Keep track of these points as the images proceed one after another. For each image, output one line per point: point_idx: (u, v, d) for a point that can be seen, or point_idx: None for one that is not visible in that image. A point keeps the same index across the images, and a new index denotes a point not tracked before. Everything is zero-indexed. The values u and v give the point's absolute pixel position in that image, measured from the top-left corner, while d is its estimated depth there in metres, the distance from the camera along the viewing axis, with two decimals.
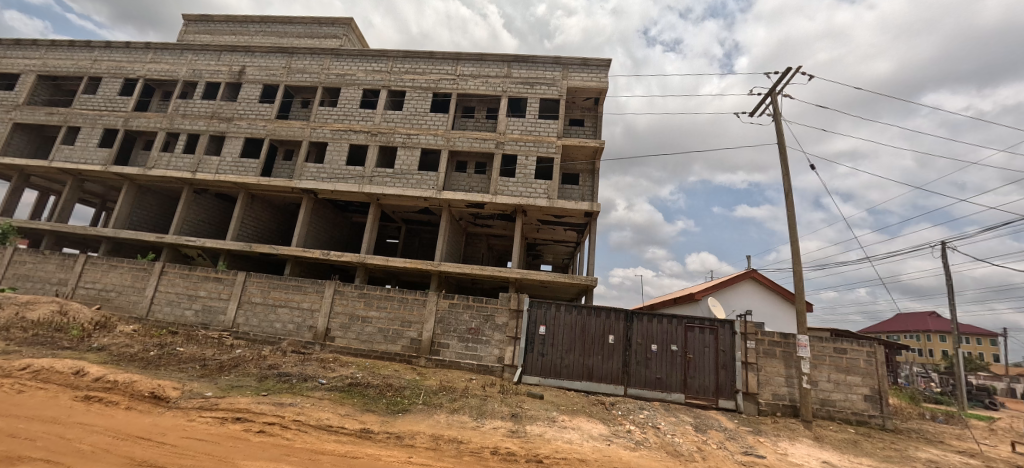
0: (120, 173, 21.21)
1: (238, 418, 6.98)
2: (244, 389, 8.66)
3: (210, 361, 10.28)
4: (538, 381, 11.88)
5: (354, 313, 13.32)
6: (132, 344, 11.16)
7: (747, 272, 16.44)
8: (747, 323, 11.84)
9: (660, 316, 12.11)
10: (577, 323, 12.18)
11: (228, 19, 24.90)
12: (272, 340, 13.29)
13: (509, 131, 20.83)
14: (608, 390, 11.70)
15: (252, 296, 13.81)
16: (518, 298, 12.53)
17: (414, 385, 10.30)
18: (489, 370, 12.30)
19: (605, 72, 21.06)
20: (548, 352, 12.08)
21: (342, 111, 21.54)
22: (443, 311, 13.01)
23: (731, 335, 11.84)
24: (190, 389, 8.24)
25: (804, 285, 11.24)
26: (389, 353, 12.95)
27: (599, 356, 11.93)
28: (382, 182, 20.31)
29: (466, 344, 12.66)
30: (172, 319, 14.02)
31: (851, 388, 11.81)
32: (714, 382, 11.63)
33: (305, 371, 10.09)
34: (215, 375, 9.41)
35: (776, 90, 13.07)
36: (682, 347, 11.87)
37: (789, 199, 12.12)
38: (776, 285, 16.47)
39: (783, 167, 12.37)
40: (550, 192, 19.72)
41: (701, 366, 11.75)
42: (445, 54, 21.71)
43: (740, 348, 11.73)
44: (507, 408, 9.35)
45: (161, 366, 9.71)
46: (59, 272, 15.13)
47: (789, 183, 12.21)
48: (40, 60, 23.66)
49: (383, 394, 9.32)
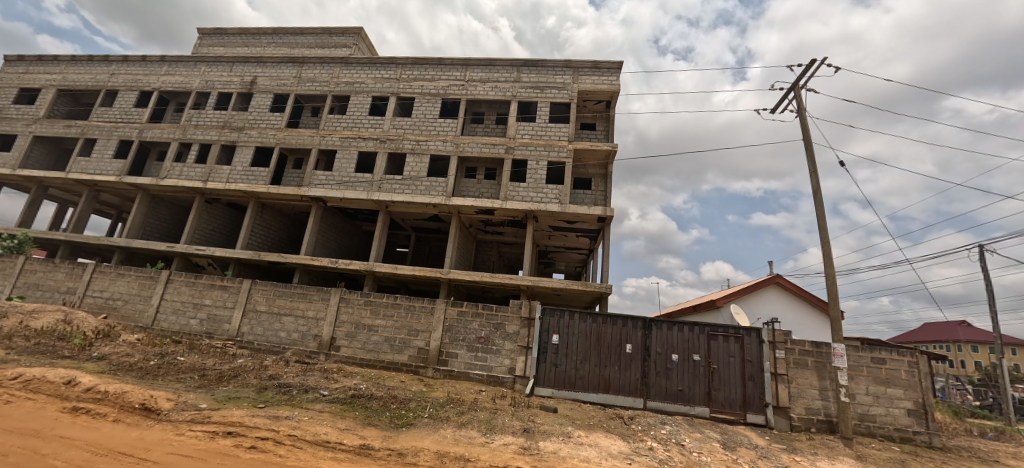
0: (134, 183, 21.40)
1: (229, 433, 6.53)
2: (241, 401, 8.21)
3: (210, 371, 9.90)
4: (551, 393, 11.22)
5: (361, 321, 12.89)
6: (133, 353, 10.87)
7: (771, 277, 15.56)
8: (776, 331, 11.08)
9: (681, 324, 11.39)
10: (592, 332, 11.54)
11: (241, 31, 25.27)
12: (276, 349, 12.92)
13: (520, 136, 20.44)
14: (626, 403, 10.98)
15: (257, 304, 13.48)
16: (529, 305, 11.94)
17: (420, 397, 9.74)
18: (499, 382, 11.67)
19: (616, 74, 20.62)
20: (561, 362, 11.43)
21: (351, 118, 21.46)
22: (451, 320, 12.49)
23: (757, 344, 11.09)
24: (184, 401, 7.85)
25: (837, 289, 10.45)
26: (396, 363, 12.43)
27: (616, 367, 11.24)
28: (391, 188, 20.06)
29: (476, 354, 12.08)
30: (177, 327, 13.78)
31: (892, 402, 10.88)
32: (741, 395, 10.85)
33: (307, 382, 9.62)
34: (213, 386, 9.02)
35: (800, 84, 12.43)
36: (705, 357, 11.13)
37: (818, 198, 11.37)
38: (805, 291, 15.50)
39: (811, 165, 11.63)
40: (561, 197, 19.20)
41: (726, 377, 10.98)
42: (454, 60, 21.56)
43: (768, 358, 10.96)
44: (519, 422, 8.72)
45: (159, 376, 9.35)
46: (68, 281, 15.08)
47: (818, 181, 11.46)
48: (61, 74, 24.27)
49: (386, 407, 8.79)
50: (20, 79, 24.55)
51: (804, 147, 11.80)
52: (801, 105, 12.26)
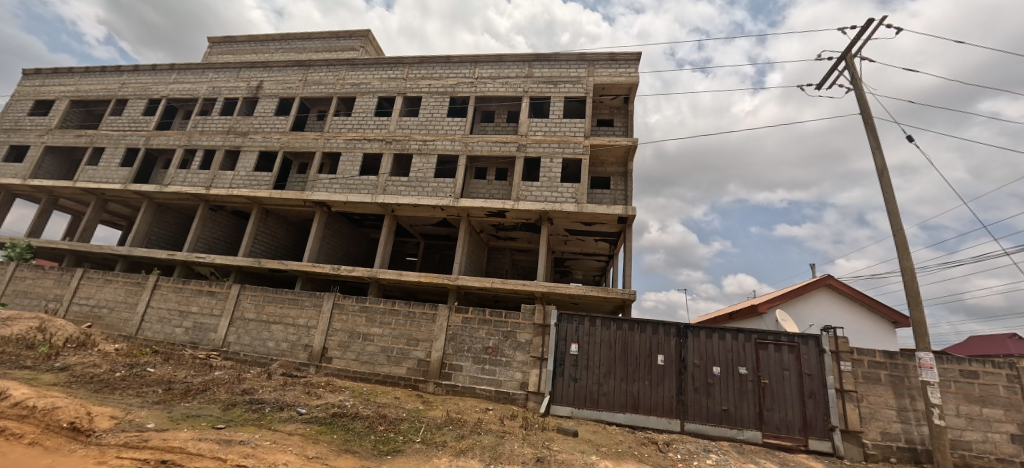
0: (138, 191, 20.96)
1: (162, 462, 5.18)
2: (199, 421, 6.92)
3: (177, 385, 8.66)
4: (569, 413, 9.57)
5: (355, 329, 11.56)
6: (100, 364, 9.76)
7: (821, 278, 13.64)
8: (839, 339, 9.30)
9: (723, 330, 9.68)
10: (617, 340, 9.92)
11: (250, 39, 25.06)
12: (262, 361, 11.69)
13: (532, 133, 19.19)
14: (660, 426, 9.25)
15: (245, 312, 12.34)
16: (543, 310, 10.42)
17: (415, 417, 8.25)
18: (510, 399, 10.11)
19: (635, 66, 19.30)
20: (581, 377, 9.79)
21: (356, 120, 20.64)
22: (455, 328, 11.06)
23: (817, 354, 9.30)
24: (130, 420, 6.59)
25: (915, 287, 8.69)
26: (393, 377, 11.00)
27: (646, 381, 9.55)
28: (397, 191, 18.99)
29: (483, 367, 10.58)
30: (161, 337, 12.73)
31: (992, 426, 8.85)
32: (801, 416, 9.02)
33: (284, 398, 8.27)
34: (174, 401, 7.77)
35: (852, 53, 10.93)
36: (754, 370, 9.37)
37: (885, 180, 9.63)
38: (862, 294, 13.54)
39: (874, 141, 9.95)
40: (578, 196, 17.73)
41: (781, 394, 9.17)
42: (463, 57, 20.65)
43: (832, 372, 9.16)
44: (530, 449, 7.13)
45: (116, 389, 8.16)
46: (56, 288, 14.30)
47: (884, 160, 9.72)
48: (74, 86, 24.40)
49: (372, 428, 7.35)
50: (36, 91, 24.79)
51: (864, 121, 10.17)
52: (855, 75, 10.71)
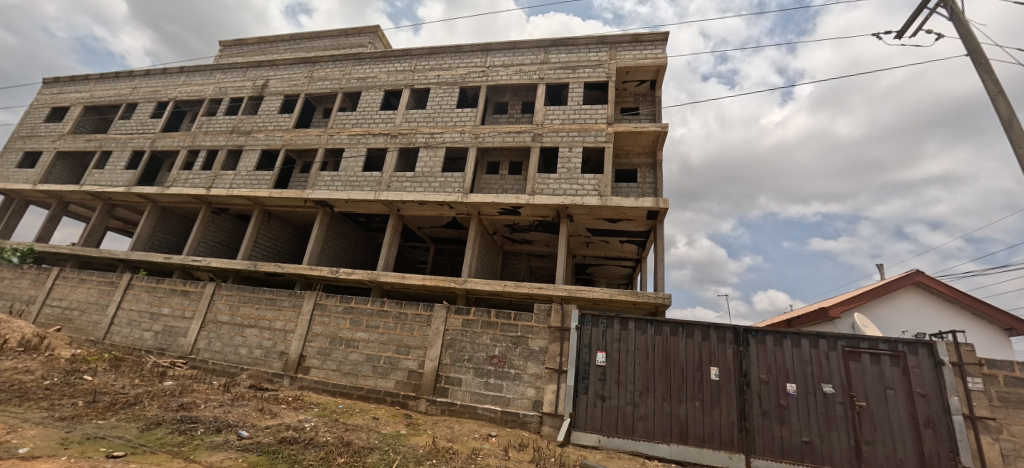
0: (140, 193, 20.22)
1: None
2: (98, 446, 5.20)
3: (105, 397, 7.00)
4: (596, 442, 7.40)
5: (337, 334, 9.80)
6: (35, 370, 8.25)
7: (913, 276, 11.11)
8: (962, 347, 6.90)
9: (797, 335, 7.38)
10: (656, 348, 7.75)
11: (260, 41, 24.66)
12: (232, 371, 10.06)
13: (549, 121, 17.39)
14: (717, 462, 6.98)
15: (218, 314, 10.78)
16: (562, 311, 8.41)
17: (390, 445, 6.28)
18: (519, 423, 8.01)
19: (662, 46, 17.38)
20: (610, 395, 7.65)
21: (362, 115, 19.41)
22: (454, 333, 9.12)
23: (932, 367, 6.88)
24: (0, 443, 4.95)
25: None
26: (378, 391, 9.11)
27: (697, 402, 7.31)
28: (401, 187, 17.43)
29: (486, 381, 8.58)
30: (129, 342, 11.32)
31: None
32: (914, 452, 6.60)
33: (227, 417, 6.47)
34: (88, 418, 6.09)
35: None
36: (843, 388, 7.02)
37: (1014, 131, 7.32)
38: (963, 294, 10.96)
39: (992, 84, 7.72)
40: (601, 188, 15.72)
41: (885, 422, 6.78)
42: (473, 46, 19.24)
43: (955, 391, 6.73)
44: None
45: (27, 400, 6.57)
46: (31, 289, 13.21)
47: (1010, 108, 7.47)
48: (88, 92, 24.32)
49: (327, 461, 5.42)
50: (53, 98, 24.90)
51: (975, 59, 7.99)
52: (956, 8, 8.63)
